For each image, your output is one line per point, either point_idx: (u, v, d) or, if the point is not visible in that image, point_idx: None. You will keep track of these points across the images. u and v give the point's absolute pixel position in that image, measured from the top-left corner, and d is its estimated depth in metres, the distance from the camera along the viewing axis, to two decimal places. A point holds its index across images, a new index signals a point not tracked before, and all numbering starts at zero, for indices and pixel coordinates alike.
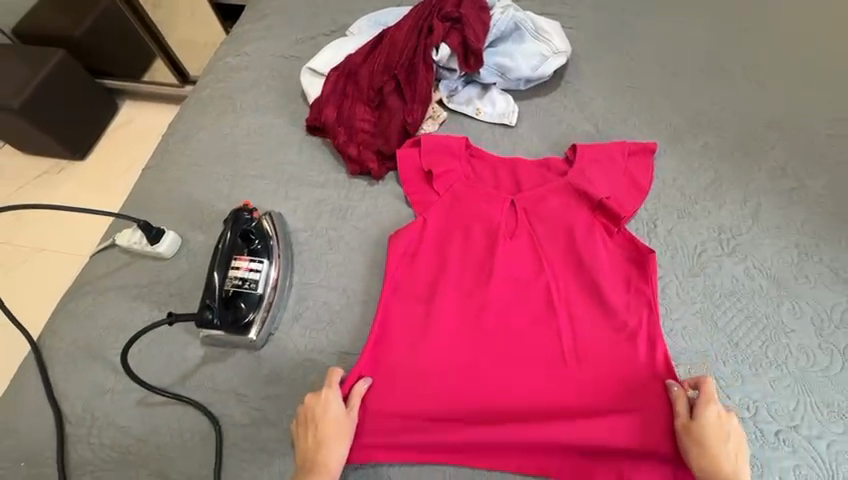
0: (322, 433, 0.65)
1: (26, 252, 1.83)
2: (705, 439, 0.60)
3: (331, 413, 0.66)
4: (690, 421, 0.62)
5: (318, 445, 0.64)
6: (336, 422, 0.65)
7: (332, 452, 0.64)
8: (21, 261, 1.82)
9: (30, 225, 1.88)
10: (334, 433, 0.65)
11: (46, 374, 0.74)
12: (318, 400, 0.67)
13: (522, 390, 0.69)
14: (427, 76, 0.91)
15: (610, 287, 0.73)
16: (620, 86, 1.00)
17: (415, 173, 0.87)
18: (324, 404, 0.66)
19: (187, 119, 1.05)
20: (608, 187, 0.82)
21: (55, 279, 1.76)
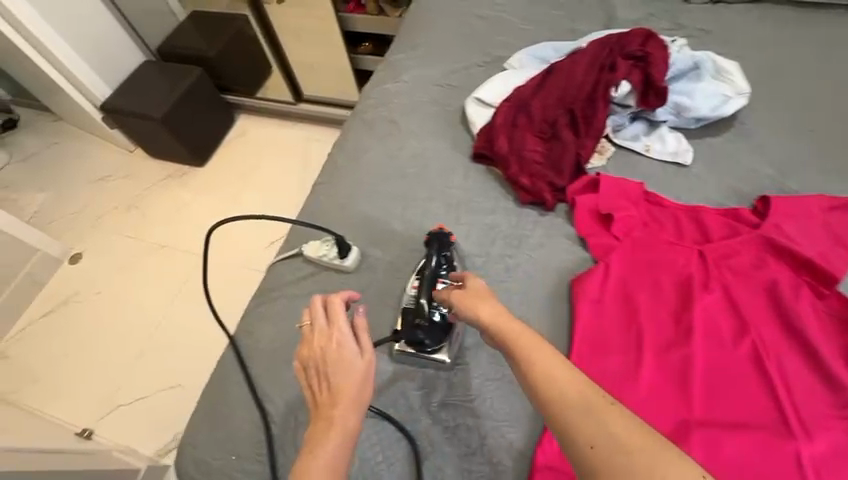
0: (332, 374, 0.61)
1: (150, 246, 1.96)
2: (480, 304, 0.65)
3: (343, 354, 0.62)
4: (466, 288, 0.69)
5: (336, 384, 0.60)
6: (349, 365, 0.61)
7: (353, 401, 0.59)
8: (145, 254, 1.94)
9: (156, 222, 2.02)
10: (346, 375, 0.61)
11: (249, 373, 0.79)
12: (321, 333, 0.65)
13: (748, 468, 0.63)
14: (605, 111, 0.93)
15: (827, 353, 0.69)
16: (801, 129, 0.95)
17: (590, 216, 0.88)
18: (331, 342, 0.63)
19: (352, 140, 1.11)
20: (811, 244, 0.79)
21: (174, 275, 1.86)
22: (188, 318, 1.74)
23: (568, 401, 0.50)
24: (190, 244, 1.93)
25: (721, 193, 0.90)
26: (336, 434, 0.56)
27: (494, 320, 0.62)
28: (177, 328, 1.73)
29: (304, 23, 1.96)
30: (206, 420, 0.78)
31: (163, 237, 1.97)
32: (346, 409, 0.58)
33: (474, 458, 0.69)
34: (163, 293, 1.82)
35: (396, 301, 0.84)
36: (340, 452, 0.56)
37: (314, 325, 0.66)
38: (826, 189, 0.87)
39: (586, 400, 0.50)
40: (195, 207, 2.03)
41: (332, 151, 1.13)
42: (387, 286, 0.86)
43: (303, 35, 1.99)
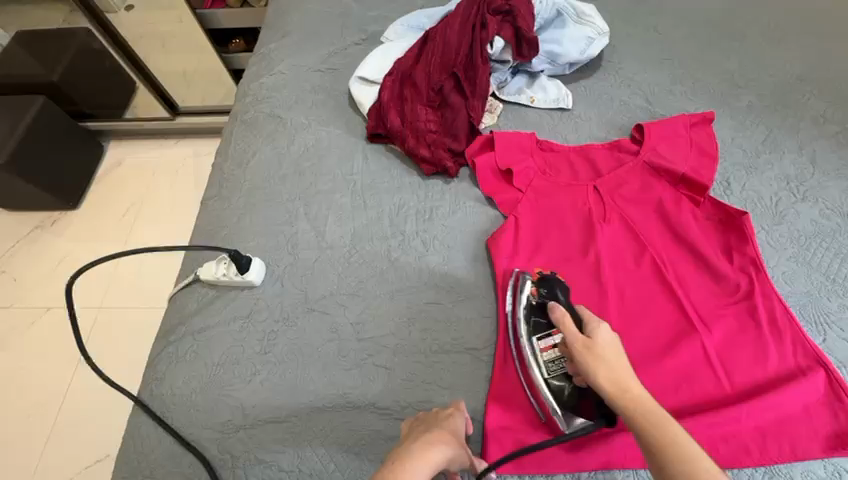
0: (437, 430, 0.60)
1: (35, 314, 1.61)
2: (600, 356, 0.58)
3: (453, 422, 0.63)
4: (585, 336, 0.60)
5: (428, 436, 0.58)
6: (451, 431, 0.61)
7: (439, 446, 0.57)
8: (30, 324, 1.59)
9: (35, 286, 1.66)
10: (450, 435, 0.60)
11: (167, 423, 0.70)
12: (435, 417, 0.63)
13: (668, 375, 0.69)
14: (485, 70, 0.93)
15: (711, 253, 0.78)
16: (658, 58, 1.04)
17: (492, 173, 0.89)
18: (448, 417, 0.64)
19: (237, 145, 1.01)
20: (684, 160, 0.87)
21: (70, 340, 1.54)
22: (79, 387, 1.46)
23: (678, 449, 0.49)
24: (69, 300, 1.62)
25: (604, 128, 0.96)
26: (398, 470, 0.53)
27: (615, 371, 0.56)
28: (77, 402, 1.44)
29: (167, 31, 1.80)
30: None
31: (37, 301, 1.63)
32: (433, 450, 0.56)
33: None
34: (46, 365, 1.51)
35: (317, 303, 0.78)
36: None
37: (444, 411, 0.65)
38: (687, 109, 0.97)
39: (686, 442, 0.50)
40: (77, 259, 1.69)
41: (217, 160, 1.02)
42: (306, 290, 0.80)
43: (167, 43, 1.81)
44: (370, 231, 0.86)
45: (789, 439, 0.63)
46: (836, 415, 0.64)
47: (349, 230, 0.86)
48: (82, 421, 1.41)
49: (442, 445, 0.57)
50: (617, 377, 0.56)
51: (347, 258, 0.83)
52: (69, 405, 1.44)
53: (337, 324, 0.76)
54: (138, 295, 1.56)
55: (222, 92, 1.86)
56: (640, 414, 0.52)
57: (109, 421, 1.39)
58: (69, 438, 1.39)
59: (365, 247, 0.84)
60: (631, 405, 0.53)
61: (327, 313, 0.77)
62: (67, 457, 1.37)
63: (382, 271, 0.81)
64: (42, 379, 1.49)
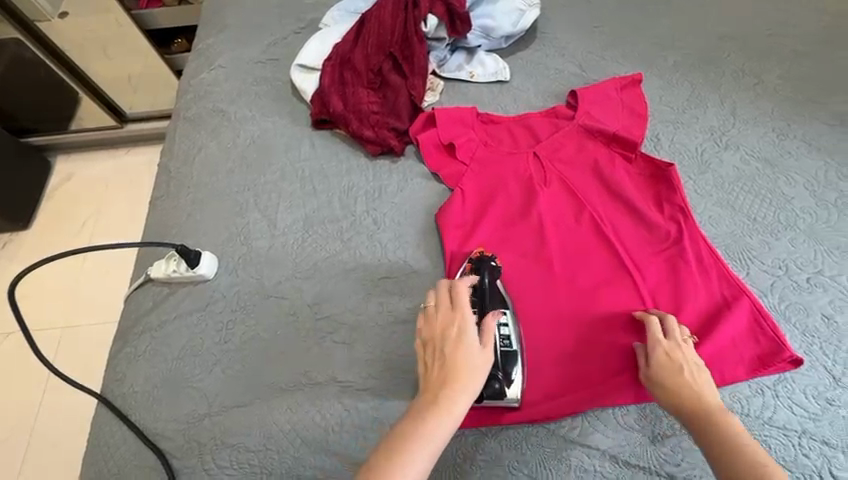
0: (451, 351, 0.57)
1: None
2: (671, 380, 0.61)
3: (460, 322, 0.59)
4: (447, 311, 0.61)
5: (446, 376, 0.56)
6: (461, 340, 0.58)
7: (458, 370, 0.56)
8: None
9: None
10: (462, 369, 0.56)
11: (130, 420, 0.71)
12: (438, 313, 0.61)
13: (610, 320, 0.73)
14: (422, 48, 0.95)
15: (644, 205, 0.83)
16: (590, 26, 1.08)
17: (436, 149, 0.91)
18: (457, 334, 0.58)
19: (181, 142, 1.00)
20: (616, 120, 0.91)
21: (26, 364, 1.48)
22: (46, 405, 1.42)
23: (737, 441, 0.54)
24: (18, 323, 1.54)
25: (541, 97, 0.99)
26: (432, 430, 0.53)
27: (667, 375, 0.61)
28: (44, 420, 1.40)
29: (109, 36, 1.70)
30: None
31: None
32: (456, 382, 0.55)
33: (388, 404, 0.69)
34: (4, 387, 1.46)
35: (273, 289, 0.80)
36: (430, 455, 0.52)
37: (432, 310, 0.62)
38: (618, 72, 1.01)
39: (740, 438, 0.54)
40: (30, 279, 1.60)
41: (162, 160, 1.00)
42: (262, 278, 0.81)
43: (109, 48, 1.72)
44: (321, 216, 0.87)
45: (720, 369, 0.69)
46: (759, 340, 0.70)
47: (300, 216, 0.87)
48: (51, 434, 1.39)
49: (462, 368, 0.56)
50: (693, 390, 0.59)
51: (300, 243, 0.84)
52: (33, 421, 1.41)
53: (294, 307, 0.78)
54: (92, 305, 1.54)
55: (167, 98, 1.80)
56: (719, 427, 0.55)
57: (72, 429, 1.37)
58: (36, 456, 1.36)
59: (318, 231, 0.85)
60: (712, 415, 0.57)
61: (284, 298, 0.79)
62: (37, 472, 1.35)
63: (336, 252, 0.83)
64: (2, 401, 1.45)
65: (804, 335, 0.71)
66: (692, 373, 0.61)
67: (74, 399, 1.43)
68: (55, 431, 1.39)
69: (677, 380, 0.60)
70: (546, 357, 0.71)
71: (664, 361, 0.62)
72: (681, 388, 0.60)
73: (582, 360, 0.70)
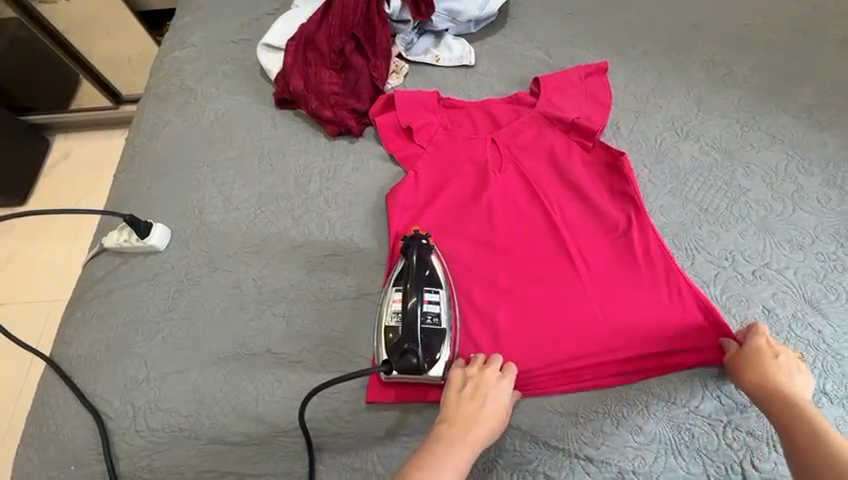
0: (475, 404, 0.63)
1: None
2: (766, 368, 0.62)
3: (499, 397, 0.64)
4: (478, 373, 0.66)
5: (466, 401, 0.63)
6: (492, 409, 0.63)
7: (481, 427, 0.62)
8: None
9: None
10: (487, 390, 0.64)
11: (73, 381, 0.73)
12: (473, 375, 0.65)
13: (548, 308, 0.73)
14: (384, 30, 0.96)
15: (595, 194, 0.82)
16: (562, 13, 1.06)
17: (394, 131, 0.91)
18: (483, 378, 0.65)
19: (149, 118, 1.02)
20: (577, 107, 0.90)
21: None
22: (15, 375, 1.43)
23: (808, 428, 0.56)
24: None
25: (505, 83, 0.98)
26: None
27: (758, 356, 0.63)
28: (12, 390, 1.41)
29: (108, 17, 1.73)
30: (34, 443, 0.70)
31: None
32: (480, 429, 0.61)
33: (319, 376, 0.70)
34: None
35: (221, 262, 0.81)
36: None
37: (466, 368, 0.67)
38: (585, 60, 1.00)
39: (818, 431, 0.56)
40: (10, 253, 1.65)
41: (130, 135, 1.02)
42: (212, 252, 0.82)
43: (110, 29, 1.75)
44: (275, 193, 0.88)
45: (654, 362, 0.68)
46: (699, 336, 0.68)
47: (255, 193, 0.89)
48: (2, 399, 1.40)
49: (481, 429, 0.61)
50: (787, 382, 0.61)
51: (252, 219, 0.86)
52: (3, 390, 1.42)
53: (240, 280, 0.79)
54: (69, 276, 1.59)
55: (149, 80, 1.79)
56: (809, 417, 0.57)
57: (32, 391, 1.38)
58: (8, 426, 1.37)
59: (270, 207, 0.87)
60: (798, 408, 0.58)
61: (231, 271, 0.80)
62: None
63: (286, 229, 0.84)
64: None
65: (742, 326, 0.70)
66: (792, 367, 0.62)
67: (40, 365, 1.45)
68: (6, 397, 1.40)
69: (769, 371, 0.62)
70: (478, 339, 0.72)
71: (762, 347, 0.64)
72: (769, 374, 0.62)
73: (515, 345, 0.71)
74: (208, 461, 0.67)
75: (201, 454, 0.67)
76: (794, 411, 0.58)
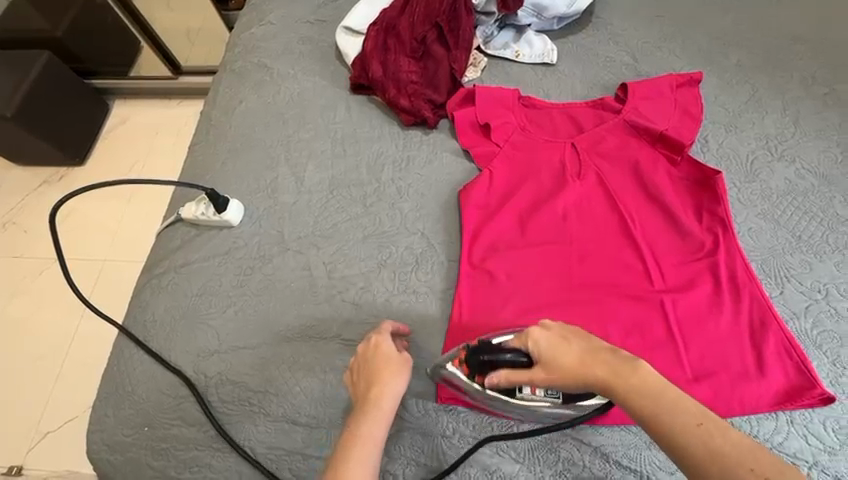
0: (375, 380, 0.61)
1: (25, 273, 1.60)
2: (556, 365, 0.55)
3: (558, 352, 0.55)
4: (540, 367, 0.56)
5: (550, 379, 0.55)
6: (570, 364, 0.54)
7: (388, 388, 0.60)
8: (22, 282, 1.59)
9: (26, 242, 1.65)
10: (555, 360, 0.55)
11: (148, 345, 0.75)
12: (539, 373, 0.55)
13: (622, 326, 0.71)
14: (469, 21, 0.94)
15: (680, 210, 0.78)
16: (650, 15, 1.02)
17: (471, 128, 0.89)
18: (539, 358, 0.56)
19: (224, 94, 1.03)
20: (667, 119, 0.86)
21: (57, 295, 1.55)
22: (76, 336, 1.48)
23: (700, 441, 0.45)
24: (40, 250, 1.63)
25: (587, 85, 0.95)
26: (369, 431, 0.57)
27: (611, 380, 0.51)
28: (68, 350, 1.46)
29: None
30: (109, 401, 0.73)
31: (16, 248, 1.65)
32: (389, 388, 0.60)
33: None
34: (19, 304, 1.55)
35: (293, 243, 0.82)
36: (374, 449, 0.56)
37: (515, 370, 0.58)
38: (674, 67, 0.95)
39: (718, 436, 0.45)
40: (69, 211, 1.71)
41: (205, 109, 1.04)
42: (283, 232, 0.83)
43: (171, 0, 1.75)
44: (347, 179, 0.88)
45: (737, 395, 0.66)
46: (787, 372, 0.66)
47: (327, 177, 0.89)
48: (52, 354, 1.46)
49: (389, 389, 0.60)
50: (581, 371, 0.53)
51: (324, 202, 0.86)
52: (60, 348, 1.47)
53: (310, 262, 0.80)
54: (128, 243, 1.63)
55: (206, 51, 1.79)
56: (630, 395, 0.49)
57: (90, 356, 1.44)
58: (62, 384, 1.42)
59: (341, 193, 0.87)
60: (608, 389, 0.51)
61: (302, 252, 0.81)
62: (36, 387, 1.43)
63: (357, 216, 0.84)
64: (14, 315, 1.53)
65: (834, 365, 0.67)
66: (587, 350, 0.54)
67: (95, 327, 1.49)
68: (59, 355, 1.46)
69: (563, 367, 0.54)
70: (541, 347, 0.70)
71: (550, 346, 0.56)
72: (567, 365, 0.54)
73: None
74: (275, 438, 0.68)
75: (268, 430, 0.69)
76: (652, 418, 0.48)
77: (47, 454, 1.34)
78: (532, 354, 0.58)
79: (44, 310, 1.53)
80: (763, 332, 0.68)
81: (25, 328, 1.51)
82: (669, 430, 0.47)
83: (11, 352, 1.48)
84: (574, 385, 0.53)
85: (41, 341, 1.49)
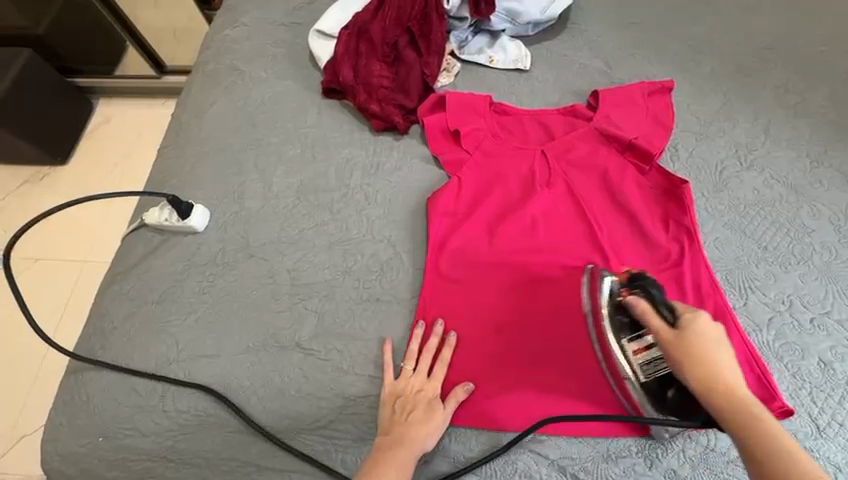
0: (407, 424, 0.64)
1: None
2: (705, 346, 0.53)
3: (686, 335, 0.54)
4: (679, 333, 0.54)
5: (692, 351, 0.53)
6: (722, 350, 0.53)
7: (419, 436, 0.63)
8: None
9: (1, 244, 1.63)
10: (707, 337, 0.54)
11: (106, 353, 0.74)
12: (678, 336, 0.54)
13: None
14: (441, 26, 0.93)
15: (647, 220, 0.78)
16: (625, 22, 1.01)
17: (441, 134, 0.89)
18: (691, 326, 0.54)
19: (195, 96, 1.02)
20: (637, 128, 0.85)
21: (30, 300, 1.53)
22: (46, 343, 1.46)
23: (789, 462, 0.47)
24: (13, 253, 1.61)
25: (559, 92, 0.94)
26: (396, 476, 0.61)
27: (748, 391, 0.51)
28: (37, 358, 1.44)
29: None
30: (65, 410, 0.72)
31: None
32: (419, 439, 0.63)
33: (346, 378, 0.70)
34: None
35: (257, 249, 0.81)
36: None
37: (655, 314, 0.57)
38: (647, 75, 0.95)
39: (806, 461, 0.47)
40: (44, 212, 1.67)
41: (176, 111, 1.02)
42: (248, 238, 0.82)
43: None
44: (314, 185, 0.87)
45: None
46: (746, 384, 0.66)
47: (296, 182, 0.88)
48: (25, 357, 1.44)
49: (418, 440, 0.63)
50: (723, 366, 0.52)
51: (291, 208, 0.85)
52: (29, 356, 1.44)
53: (274, 270, 0.79)
54: (103, 248, 1.61)
55: (190, 51, 1.77)
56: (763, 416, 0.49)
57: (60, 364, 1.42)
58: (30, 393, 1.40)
59: (308, 199, 0.86)
60: (733, 399, 0.51)
61: (266, 259, 0.80)
62: (8, 390, 1.41)
63: (323, 222, 0.83)
64: None
65: (794, 378, 0.67)
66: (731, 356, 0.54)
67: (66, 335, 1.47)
68: (28, 363, 1.44)
69: (704, 351, 0.53)
70: (493, 367, 0.70)
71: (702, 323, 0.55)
72: (712, 353, 0.53)
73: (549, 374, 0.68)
74: (229, 450, 0.68)
75: (223, 441, 0.68)
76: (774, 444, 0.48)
77: (14, 461, 1.32)
78: (680, 317, 0.56)
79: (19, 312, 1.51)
80: None
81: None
82: (762, 438, 0.48)
83: None
84: (706, 372, 0.52)
85: (14, 344, 1.47)
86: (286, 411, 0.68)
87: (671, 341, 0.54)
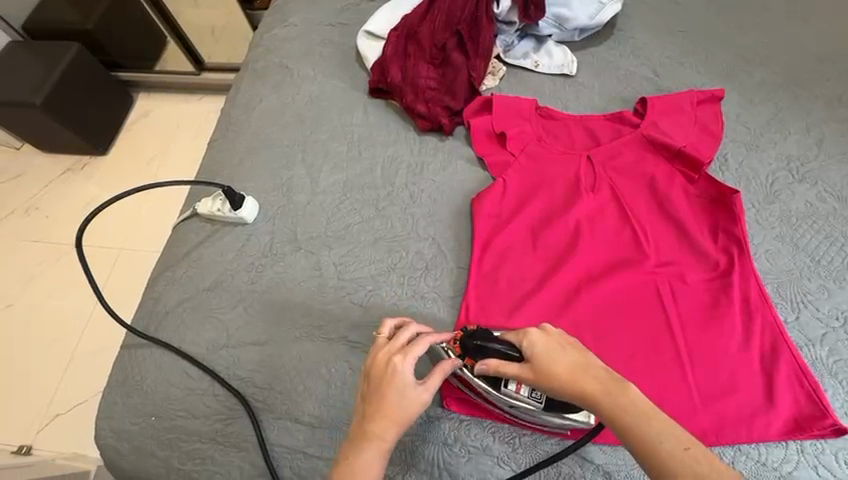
0: (378, 407, 0.57)
1: (45, 258, 1.64)
2: (547, 372, 0.56)
3: (555, 357, 0.56)
4: (531, 368, 0.57)
5: (544, 376, 0.56)
6: (572, 368, 0.55)
7: (392, 424, 0.56)
8: (41, 267, 1.63)
9: (47, 228, 1.69)
10: (548, 363, 0.56)
11: (158, 336, 0.77)
12: (529, 370, 0.57)
13: (631, 342, 0.71)
14: (490, 30, 0.94)
15: (694, 227, 0.78)
16: (673, 30, 1.01)
17: (486, 136, 0.90)
18: (532, 353, 0.57)
19: (244, 92, 1.05)
20: (686, 136, 0.85)
21: (75, 282, 1.59)
22: (91, 324, 1.51)
23: (671, 458, 0.48)
24: (59, 237, 1.67)
25: (605, 98, 0.94)
26: (368, 464, 0.55)
27: (601, 394, 0.53)
28: (81, 339, 1.49)
29: None
30: (119, 388, 0.75)
31: (35, 234, 1.69)
32: (392, 426, 0.56)
33: None
34: (36, 289, 1.59)
35: (304, 242, 0.83)
36: None
37: (505, 362, 0.59)
38: (696, 83, 0.94)
39: (702, 462, 0.47)
40: (86, 199, 1.73)
41: (225, 106, 1.06)
42: (295, 231, 0.84)
43: None
44: (361, 181, 0.89)
45: (745, 421, 0.64)
46: (797, 399, 0.65)
47: (341, 179, 0.90)
48: (67, 337, 1.50)
49: (390, 428, 0.56)
50: (575, 378, 0.54)
51: (337, 204, 0.87)
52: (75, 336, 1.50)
53: (320, 263, 0.81)
54: (142, 236, 1.66)
55: (230, 49, 1.82)
56: (627, 421, 0.51)
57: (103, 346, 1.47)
58: (74, 372, 1.45)
59: (355, 195, 0.87)
60: (598, 404, 0.52)
61: (313, 252, 0.82)
62: (52, 368, 1.46)
63: (369, 219, 0.85)
64: (32, 300, 1.57)
65: None
66: (592, 367, 0.55)
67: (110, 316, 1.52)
68: (72, 342, 1.49)
69: (554, 373, 0.55)
70: None
71: (545, 348, 0.57)
72: (558, 372, 0.55)
73: None
74: (277, 435, 0.69)
75: (271, 426, 0.70)
76: (647, 443, 0.49)
77: (54, 439, 1.36)
78: (525, 351, 0.58)
79: (61, 294, 1.57)
80: (776, 358, 0.67)
81: (41, 313, 1.55)
82: (657, 449, 0.49)
83: (26, 336, 1.52)
84: (565, 389, 0.54)
85: (62, 323, 1.52)
86: (330, 402, 0.70)
87: (528, 374, 0.57)
